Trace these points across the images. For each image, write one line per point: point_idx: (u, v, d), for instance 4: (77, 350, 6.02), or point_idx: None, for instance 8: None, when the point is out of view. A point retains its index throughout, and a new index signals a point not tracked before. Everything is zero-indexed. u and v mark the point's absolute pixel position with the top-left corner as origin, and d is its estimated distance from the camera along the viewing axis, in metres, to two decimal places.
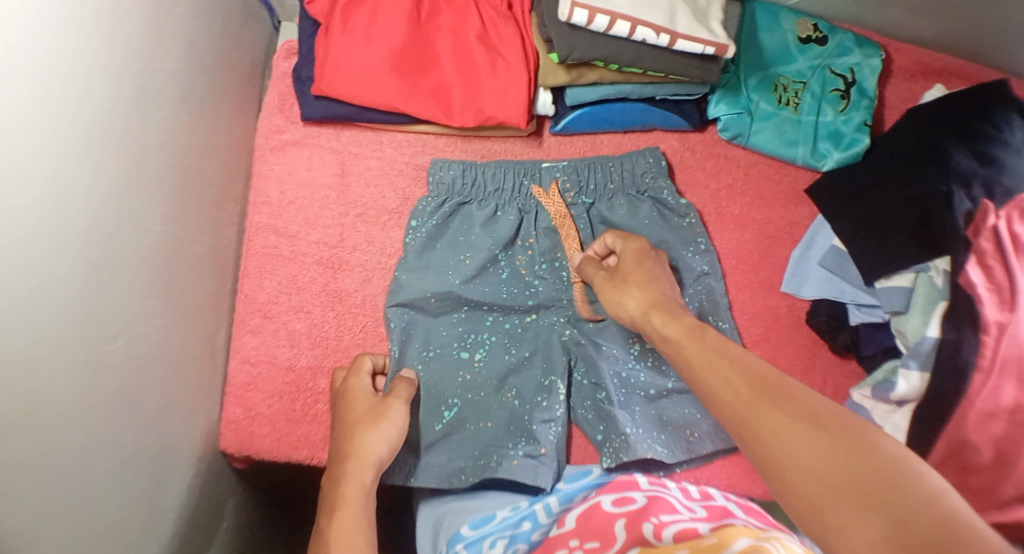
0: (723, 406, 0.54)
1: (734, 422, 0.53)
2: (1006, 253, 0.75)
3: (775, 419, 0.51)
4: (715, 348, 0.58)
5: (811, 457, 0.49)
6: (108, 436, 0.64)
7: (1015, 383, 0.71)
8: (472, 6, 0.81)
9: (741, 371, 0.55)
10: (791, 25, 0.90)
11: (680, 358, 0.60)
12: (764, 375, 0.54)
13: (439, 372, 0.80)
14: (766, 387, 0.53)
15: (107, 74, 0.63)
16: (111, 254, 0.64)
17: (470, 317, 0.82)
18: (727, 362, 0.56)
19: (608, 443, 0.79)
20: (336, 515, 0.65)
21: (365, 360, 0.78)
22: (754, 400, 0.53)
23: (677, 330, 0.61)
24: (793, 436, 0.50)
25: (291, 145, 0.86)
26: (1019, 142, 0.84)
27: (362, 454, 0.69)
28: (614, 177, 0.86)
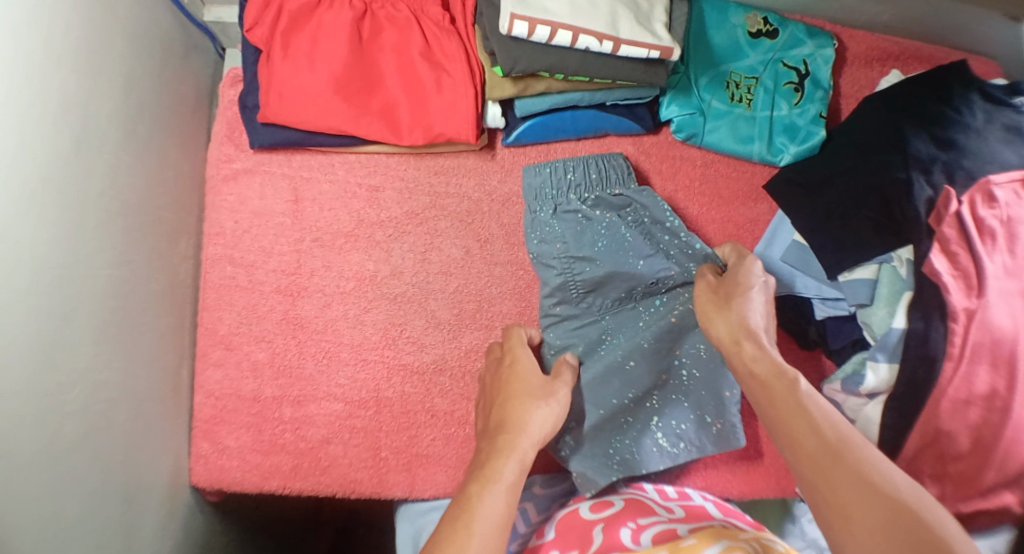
0: (798, 453, 0.58)
1: (801, 460, 0.58)
2: (972, 238, 0.75)
3: (835, 472, 0.55)
4: (801, 398, 0.61)
5: (862, 508, 0.53)
6: (71, 488, 0.64)
7: (988, 368, 0.73)
8: (414, 22, 0.80)
9: (815, 420, 0.59)
10: (740, 20, 0.90)
11: (766, 398, 0.63)
12: (836, 428, 0.58)
13: (658, 267, 0.81)
14: (836, 446, 0.57)
15: (43, 124, 0.62)
16: (61, 304, 0.63)
17: (581, 317, 0.82)
18: (804, 416, 0.60)
19: (663, 441, 0.78)
20: (521, 433, 0.69)
21: (519, 332, 0.81)
22: (820, 451, 0.57)
23: (764, 369, 0.65)
24: (850, 489, 0.54)
25: (242, 173, 0.86)
26: (979, 123, 0.82)
27: (536, 388, 0.73)
28: (629, 179, 0.85)
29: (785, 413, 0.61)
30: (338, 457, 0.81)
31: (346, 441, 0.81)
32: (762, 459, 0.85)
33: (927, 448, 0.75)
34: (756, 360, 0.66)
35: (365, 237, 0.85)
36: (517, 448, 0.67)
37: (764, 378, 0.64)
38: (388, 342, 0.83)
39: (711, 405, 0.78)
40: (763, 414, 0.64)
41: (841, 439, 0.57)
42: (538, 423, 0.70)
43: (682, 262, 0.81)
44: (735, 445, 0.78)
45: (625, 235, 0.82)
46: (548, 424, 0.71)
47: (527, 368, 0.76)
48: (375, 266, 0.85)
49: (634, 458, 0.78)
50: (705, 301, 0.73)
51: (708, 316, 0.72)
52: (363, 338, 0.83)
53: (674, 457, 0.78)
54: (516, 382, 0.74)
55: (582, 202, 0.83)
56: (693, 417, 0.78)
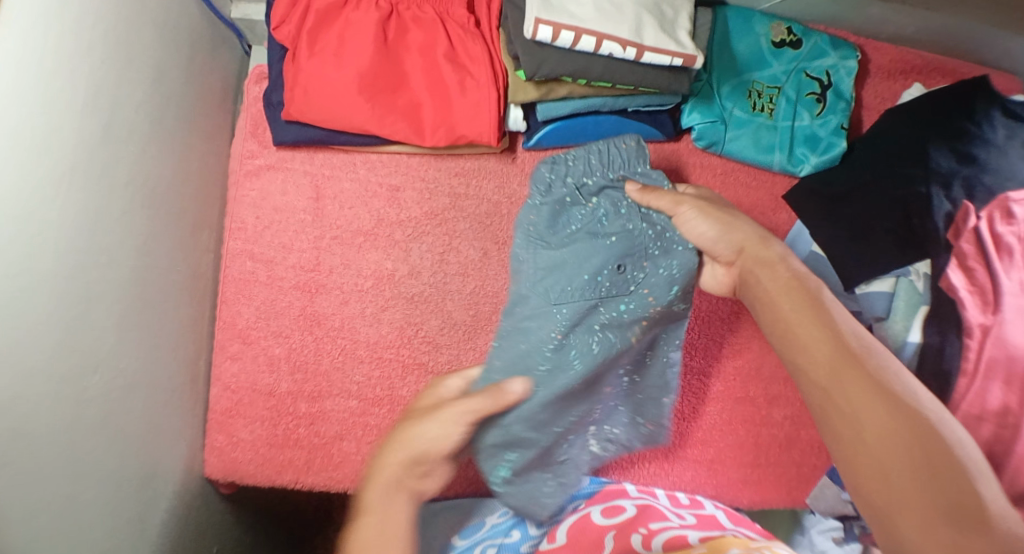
0: (837, 404, 0.55)
1: (845, 409, 0.55)
2: (989, 255, 0.74)
3: (876, 427, 0.53)
4: (856, 348, 0.57)
5: (899, 472, 0.51)
6: (89, 473, 0.65)
7: (1001, 385, 0.71)
8: (440, 24, 0.81)
9: (864, 371, 0.55)
10: (764, 30, 0.90)
11: (800, 337, 0.59)
12: (897, 380, 0.55)
13: (602, 256, 0.76)
14: (892, 401, 0.53)
15: (72, 112, 0.63)
16: (85, 289, 0.64)
17: (542, 319, 0.75)
18: (855, 365, 0.56)
19: (596, 444, 0.82)
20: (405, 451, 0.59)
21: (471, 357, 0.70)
22: (872, 400, 0.54)
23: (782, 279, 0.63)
24: (892, 445, 0.52)
25: (265, 170, 0.87)
26: (1001, 139, 0.81)
27: (425, 404, 0.63)
28: (636, 161, 0.80)
29: (822, 368, 0.57)
30: (351, 453, 0.81)
31: (359, 438, 0.82)
32: (774, 468, 0.86)
33: None
34: (789, 301, 0.62)
35: (385, 235, 0.86)
36: (382, 473, 0.58)
37: (795, 322, 0.60)
38: (404, 341, 0.84)
39: (656, 409, 0.82)
40: (795, 362, 0.59)
41: (892, 393, 0.54)
42: (408, 445, 0.59)
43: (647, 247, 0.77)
44: (660, 442, 0.84)
45: (604, 220, 0.78)
46: (429, 445, 0.59)
47: (445, 387, 0.66)
48: (393, 264, 0.85)
49: (564, 478, 0.78)
50: (710, 212, 0.70)
51: (694, 223, 0.71)
52: (379, 336, 0.84)
53: (608, 450, 0.83)
54: (423, 399, 0.65)
55: (574, 186, 0.79)
56: (632, 417, 0.82)
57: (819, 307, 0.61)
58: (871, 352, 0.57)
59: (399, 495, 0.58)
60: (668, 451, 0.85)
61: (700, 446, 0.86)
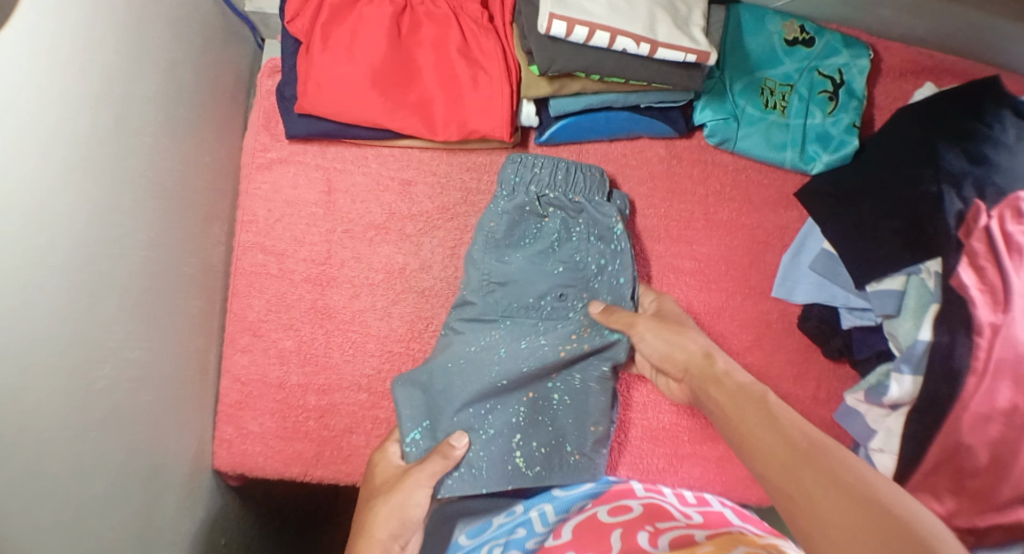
0: (770, 466, 0.60)
1: (771, 471, 0.60)
2: (1000, 253, 0.75)
3: (808, 487, 0.56)
4: (763, 413, 0.65)
5: (851, 524, 0.52)
6: (97, 465, 0.64)
7: (1010, 385, 0.72)
8: (453, 20, 0.81)
9: (815, 467, 0.57)
10: (777, 28, 0.90)
11: (738, 410, 0.66)
12: (808, 443, 0.60)
13: (536, 272, 0.81)
14: (798, 452, 0.59)
15: (84, 104, 0.63)
16: (95, 281, 0.64)
17: (486, 314, 0.79)
18: (771, 427, 0.63)
19: (520, 460, 0.76)
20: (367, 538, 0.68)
21: (395, 433, 0.79)
22: (788, 457, 0.60)
23: (694, 349, 0.74)
24: (823, 495, 0.55)
25: (277, 163, 0.87)
26: (1011, 140, 0.81)
27: (384, 484, 0.72)
28: (596, 189, 0.84)
29: (781, 467, 0.59)
30: (361, 447, 0.81)
31: (369, 432, 0.82)
32: None
33: (947, 464, 0.74)
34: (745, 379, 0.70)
35: (395, 229, 0.86)
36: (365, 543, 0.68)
37: (754, 431, 0.64)
38: (414, 334, 0.84)
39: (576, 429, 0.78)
40: (758, 469, 0.62)
41: (809, 447, 0.59)
42: (390, 514, 0.68)
43: (590, 280, 0.82)
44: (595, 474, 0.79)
45: (556, 238, 0.82)
46: (399, 515, 0.69)
47: (385, 458, 0.75)
48: (404, 259, 0.86)
49: (478, 471, 0.74)
50: (662, 331, 0.77)
51: (647, 334, 0.77)
52: (390, 330, 0.84)
53: (525, 479, 0.76)
54: (377, 477, 0.74)
55: (540, 199, 0.83)
56: (553, 442, 0.78)
57: (745, 391, 0.68)
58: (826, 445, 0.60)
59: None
60: (678, 447, 0.85)
61: (709, 442, 0.86)
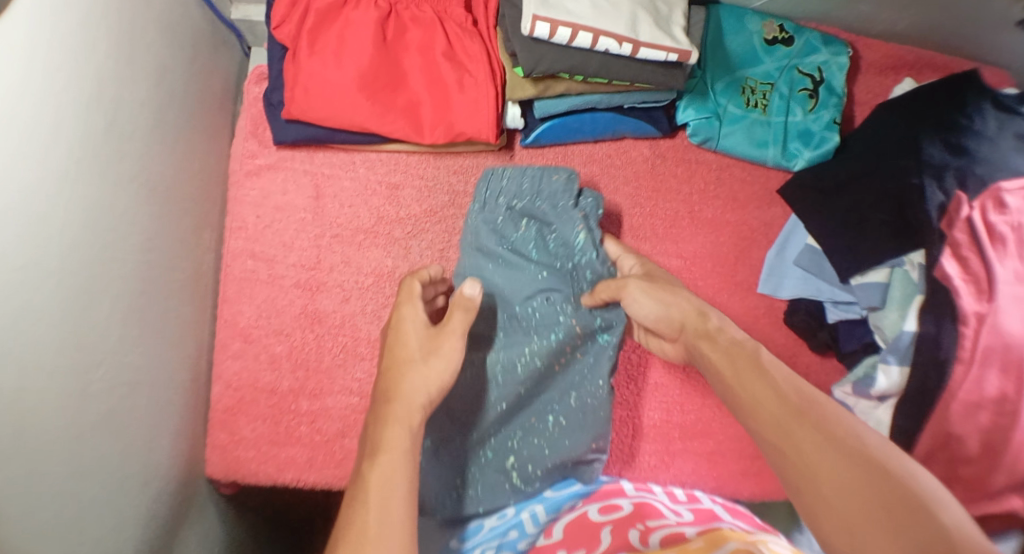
0: (762, 421, 0.63)
1: (763, 427, 0.63)
2: (983, 244, 0.76)
3: (804, 445, 0.60)
4: (755, 370, 0.66)
5: (847, 481, 0.56)
6: (92, 469, 0.65)
7: (998, 373, 0.73)
8: (438, 23, 0.82)
9: (811, 425, 0.60)
10: (757, 27, 0.91)
11: (729, 367, 0.68)
12: (800, 399, 0.63)
13: (521, 286, 0.80)
14: (794, 410, 0.62)
15: (77, 109, 0.63)
16: (90, 285, 0.65)
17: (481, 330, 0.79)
18: (764, 383, 0.65)
19: (517, 478, 0.77)
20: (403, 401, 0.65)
21: (415, 284, 0.73)
22: (783, 415, 0.62)
23: (687, 309, 0.74)
24: (817, 453, 0.59)
25: (265, 169, 0.87)
26: (992, 131, 0.83)
27: (414, 351, 0.68)
28: (563, 195, 0.82)
29: (776, 423, 0.62)
30: (354, 450, 0.82)
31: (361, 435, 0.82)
32: None
33: (937, 452, 0.75)
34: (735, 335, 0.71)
35: (384, 233, 0.87)
36: (396, 418, 0.64)
37: (743, 384, 0.66)
38: None
39: (574, 449, 0.77)
40: (749, 423, 0.64)
41: (800, 406, 0.62)
42: (427, 383, 0.66)
43: (577, 280, 0.80)
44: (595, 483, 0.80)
45: (535, 251, 0.82)
46: (433, 380, 0.66)
47: (409, 312, 0.71)
48: (393, 262, 0.86)
49: (481, 493, 0.76)
50: (655, 293, 0.75)
51: (640, 300, 0.75)
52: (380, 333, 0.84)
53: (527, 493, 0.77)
54: (403, 337, 0.69)
55: (509, 208, 0.83)
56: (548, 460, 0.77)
57: (737, 348, 0.69)
58: (816, 401, 0.62)
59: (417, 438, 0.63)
60: (669, 443, 0.86)
61: (699, 438, 0.86)
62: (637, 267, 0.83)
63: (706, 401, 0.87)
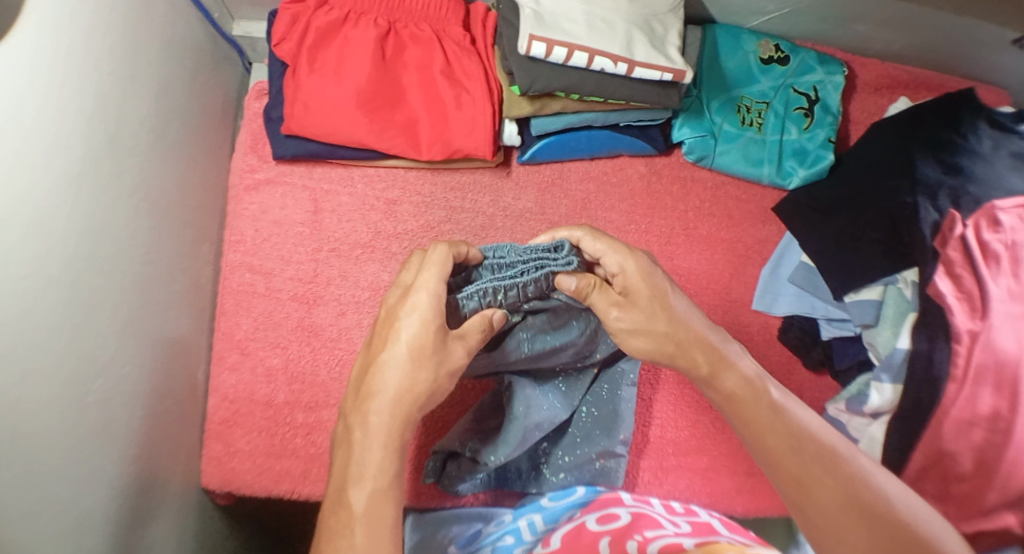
0: (777, 464, 0.63)
1: (780, 469, 0.63)
2: (976, 262, 0.75)
3: (825, 493, 0.60)
4: (770, 407, 0.65)
5: (869, 534, 0.58)
6: (89, 478, 0.65)
7: (991, 390, 0.72)
8: (437, 41, 0.83)
9: (831, 475, 0.61)
10: (753, 47, 0.92)
11: (737, 410, 0.66)
12: (817, 441, 0.63)
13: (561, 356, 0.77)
14: (814, 454, 0.62)
15: (80, 121, 0.64)
16: (90, 296, 0.65)
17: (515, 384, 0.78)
18: (779, 422, 0.64)
19: (544, 468, 0.83)
20: (378, 411, 0.61)
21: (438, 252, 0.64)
22: (803, 462, 0.62)
23: (697, 359, 0.67)
24: (838, 502, 0.60)
25: (264, 184, 0.88)
26: (987, 150, 0.83)
27: (415, 346, 0.62)
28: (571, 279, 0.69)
29: (794, 468, 0.62)
30: None
31: None
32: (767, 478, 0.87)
33: (930, 470, 0.75)
34: (734, 372, 0.67)
35: (381, 248, 0.88)
36: (375, 434, 0.61)
37: (757, 424, 0.65)
38: None
39: (605, 440, 0.82)
40: (761, 461, 0.64)
41: (820, 448, 0.62)
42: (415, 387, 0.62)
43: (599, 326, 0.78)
44: (614, 480, 0.82)
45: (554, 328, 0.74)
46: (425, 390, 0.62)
47: (420, 299, 0.62)
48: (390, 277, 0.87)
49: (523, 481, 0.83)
50: (648, 325, 0.67)
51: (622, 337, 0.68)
52: None
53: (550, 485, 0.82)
54: (406, 326, 0.62)
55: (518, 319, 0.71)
56: (578, 453, 0.82)
57: (749, 388, 0.66)
58: (833, 446, 0.63)
59: (401, 458, 0.61)
60: (662, 459, 0.86)
61: (693, 454, 0.87)
62: (621, 273, 0.69)
63: (699, 419, 0.88)
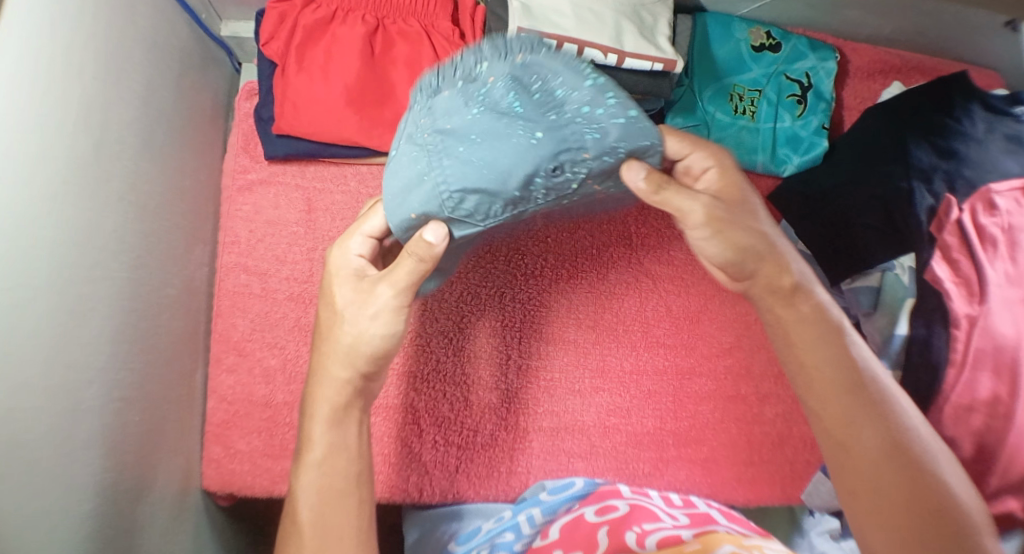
0: (828, 407, 0.62)
1: (834, 410, 0.62)
2: (972, 246, 0.77)
3: (867, 443, 0.60)
4: (833, 339, 0.64)
5: (900, 489, 0.59)
6: (84, 488, 0.65)
7: (990, 375, 0.73)
8: (425, 37, 0.82)
9: (875, 425, 0.61)
10: (744, 35, 0.91)
11: (794, 332, 0.64)
12: (871, 385, 0.63)
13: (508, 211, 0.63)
14: (867, 399, 0.62)
15: (64, 129, 0.64)
16: (78, 304, 0.65)
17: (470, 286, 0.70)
18: (837, 359, 0.63)
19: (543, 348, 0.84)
20: (329, 382, 0.63)
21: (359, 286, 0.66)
22: (856, 412, 0.61)
23: (785, 276, 0.64)
24: (880, 453, 0.60)
25: (257, 184, 0.88)
26: (981, 133, 0.83)
27: (345, 305, 0.64)
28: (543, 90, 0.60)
29: (844, 414, 0.61)
30: None
31: None
32: (767, 466, 0.87)
33: None
34: (808, 301, 0.64)
35: None
36: (319, 412, 0.63)
37: (816, 355, 0.63)
38: None
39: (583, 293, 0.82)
40: (808, 400, 0.63)
41: (867, 392, 0.62)
42: (355, 341, 0.63)
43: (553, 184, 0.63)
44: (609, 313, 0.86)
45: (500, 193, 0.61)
46: (362, 331, 0.63)
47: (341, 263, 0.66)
48: None
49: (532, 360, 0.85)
50: (726, 229, 0.62)
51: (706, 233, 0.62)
52: None
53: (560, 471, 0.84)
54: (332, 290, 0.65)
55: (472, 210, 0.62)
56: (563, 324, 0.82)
57: (819, 319, 0.64)
58: (883, 394, 0.63)
59: (347, 426, 0.63)
60: (663, 451, 0.86)
61: (693, 444, 0.87)
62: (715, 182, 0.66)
63: (699, 409, 0.87)
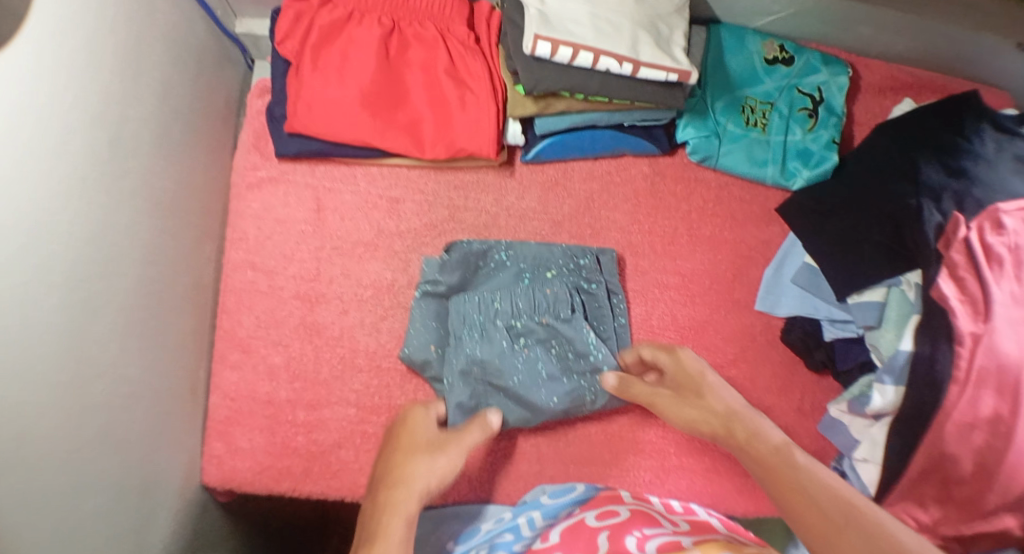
0: (808, 506, 0.66)
1: (812, 514, 0.66)
2: (979, 264, 0.75)
3: (855, 543, 0.62)
4: (807, 479, 0.69)
5: None
6: (88, 483, 0.65)
7: (994, 393, 0.72)
8: (441, 41, 0.83)
9: (856, 526, 0.63)
10: (757, 48, 0.92)
11: (775, 483, 0.70)
12: (852, 505, 0.66)
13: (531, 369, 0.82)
14: (844, 505, 0.66)
15: (82, 124, 0.64)
16: (90, 298, 0.65)
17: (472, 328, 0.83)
18: (818, 498, 0.67)
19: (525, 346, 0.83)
20: (404, 489, 0.72)
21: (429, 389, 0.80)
22: (833, 511, 0.65)
23: (763, 445, 0.73)
24: (863, 545, 0.62)
25: (267, 182, 0.88)
26: (991, 152, 0.82)
27: (425, 444, 0.76)
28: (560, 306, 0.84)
29: (822, 511, 0.66)
30: (349, 462, 0.82)
31: (358, 447, 0.82)
32: None
33: (932, 472, 0.74)
34: (798, 454, 0.72)
35: (384, 247, 0.88)
36: (399, 507, 0.70)
37: (796, 508, 0.67)
38: None
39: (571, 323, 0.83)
40: (796, 525, 0.67)
41: (847, 505, 0.66)
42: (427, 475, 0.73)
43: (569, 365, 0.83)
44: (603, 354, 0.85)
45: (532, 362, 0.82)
46: (434, 473, 0.74)
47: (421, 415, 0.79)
48: (393, 275, 0.87)
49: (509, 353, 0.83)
50: (687, 408, 0.79)
51: (687, 416, 0.79)
52: (378, 346, 0.85)
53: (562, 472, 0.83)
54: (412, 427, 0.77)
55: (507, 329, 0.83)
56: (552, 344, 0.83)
57: (811, 486, 0.68)
58: (861, 506, 0.65)
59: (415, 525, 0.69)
60: (664, 460, 0.86)
61: (695, 455, 0.86)
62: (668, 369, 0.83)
63: None
